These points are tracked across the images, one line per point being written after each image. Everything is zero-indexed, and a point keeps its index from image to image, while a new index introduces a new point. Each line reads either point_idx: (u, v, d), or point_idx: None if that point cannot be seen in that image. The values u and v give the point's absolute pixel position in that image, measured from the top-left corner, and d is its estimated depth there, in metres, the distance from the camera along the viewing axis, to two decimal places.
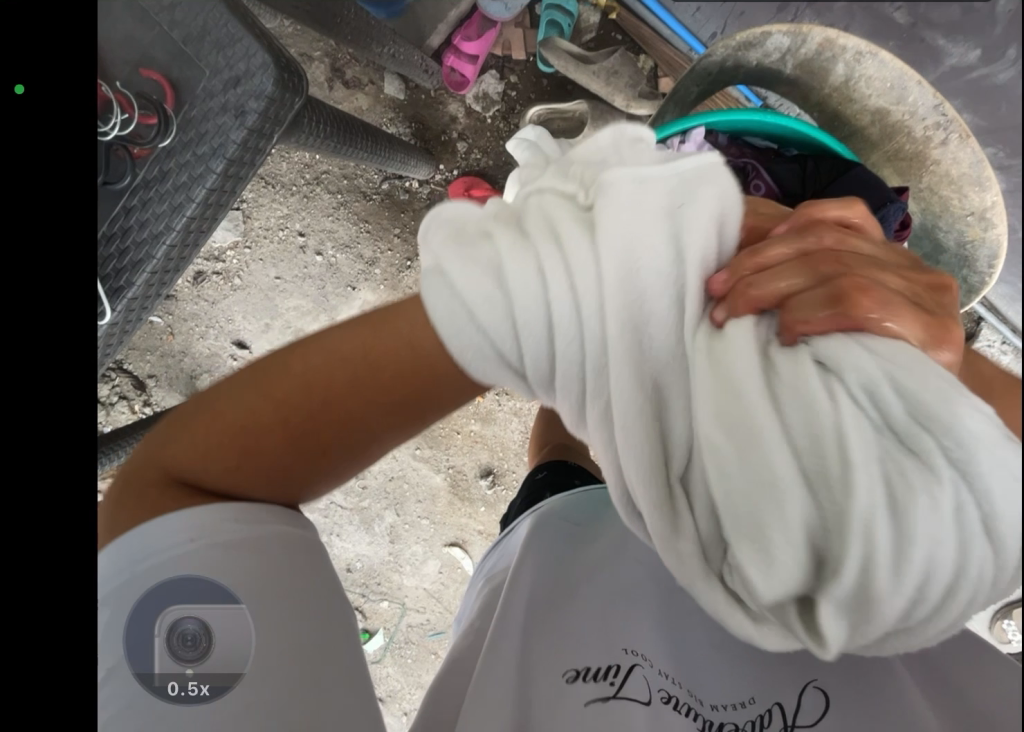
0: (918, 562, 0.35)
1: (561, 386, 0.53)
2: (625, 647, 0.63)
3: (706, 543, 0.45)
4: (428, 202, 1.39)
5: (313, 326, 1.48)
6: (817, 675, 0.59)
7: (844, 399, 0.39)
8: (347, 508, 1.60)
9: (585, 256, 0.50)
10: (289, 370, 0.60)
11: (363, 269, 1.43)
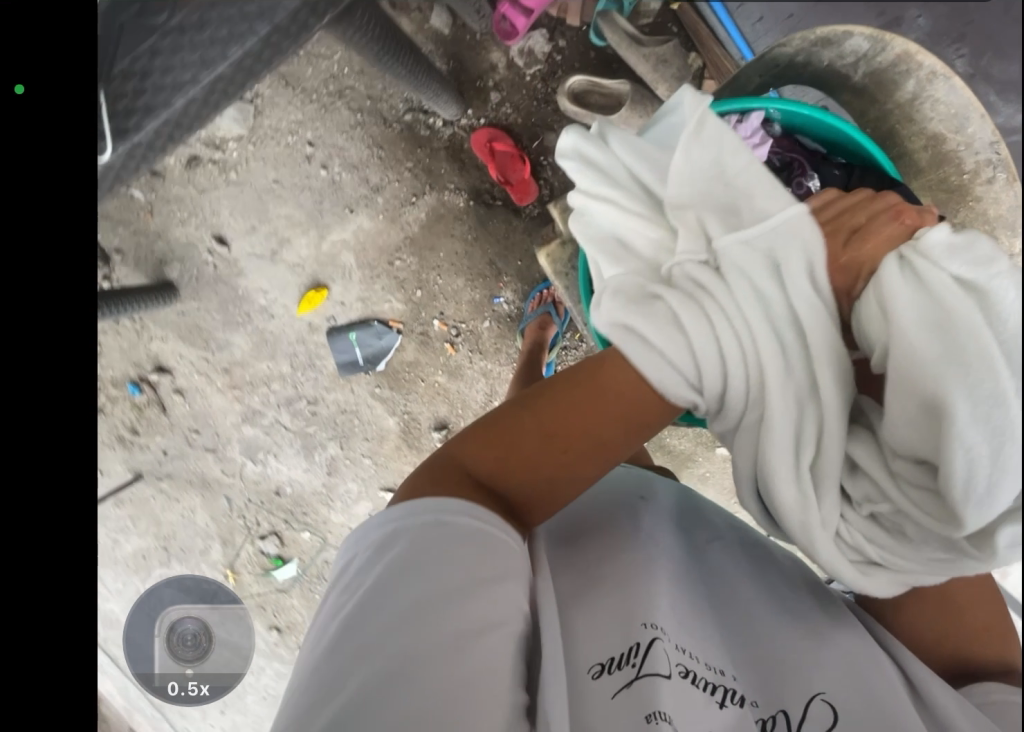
0: (1008, 480, 0.48)
1: (731, 395, 0.65)
2: (644, 622, 0.62)
3: (824, 507, 0.64)
4: (448, 144, 1.36)
5: (301, 239, 1.43)
6: (825, 688, 0.62)
7: (951, 371, 0.51)
8: (290, 431, 1.56)
9: (740, 312, 0.65)
10: (548, 399, 0.66)
11: (366, 194, 1.39)
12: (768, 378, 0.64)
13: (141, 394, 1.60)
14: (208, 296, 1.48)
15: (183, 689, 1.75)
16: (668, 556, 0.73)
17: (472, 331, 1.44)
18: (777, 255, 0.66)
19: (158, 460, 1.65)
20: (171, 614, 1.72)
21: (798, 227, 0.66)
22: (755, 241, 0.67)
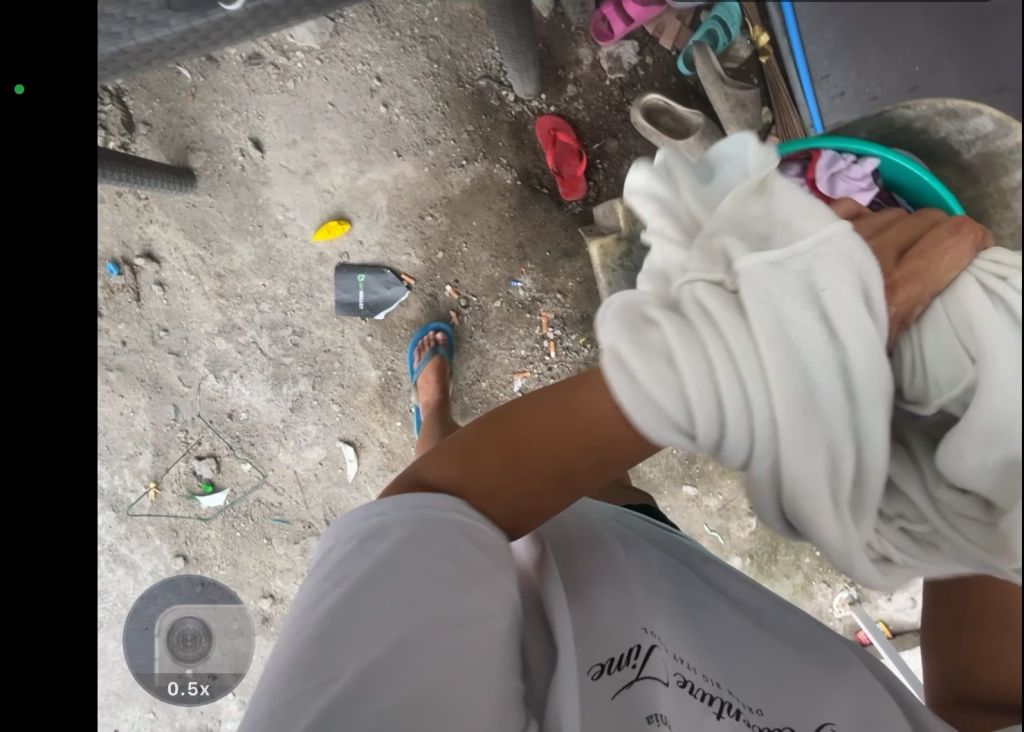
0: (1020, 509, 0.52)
1: (734, 443, 0.58)
2: (644, 628, 0.65)
3: (861, 532, 0.60)
4: (513, 121, 1.38)
5: (338, 167, 1.39)
6: (834, 719, 0.63)
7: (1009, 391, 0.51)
8: (264, 356, 1.49)
9: (752, 347, 0.57)
10: (514, 411, 0.68)
11: (418, 143, 1.38)
12: (770, 422, 0.56)
13: (118, 276, 1.50)
14: (224, 196, 1.40)
15: (182, 689, 1.65)
16: (656, 576, 0.74)
17: (480, 307, 1.43)
18: (806, 282, 0.59)
19: (113, 350, 1.54)
20: (171, 614, 1.63)
21: (825, 249, 0.59)
22: (776, 264, 0.60)
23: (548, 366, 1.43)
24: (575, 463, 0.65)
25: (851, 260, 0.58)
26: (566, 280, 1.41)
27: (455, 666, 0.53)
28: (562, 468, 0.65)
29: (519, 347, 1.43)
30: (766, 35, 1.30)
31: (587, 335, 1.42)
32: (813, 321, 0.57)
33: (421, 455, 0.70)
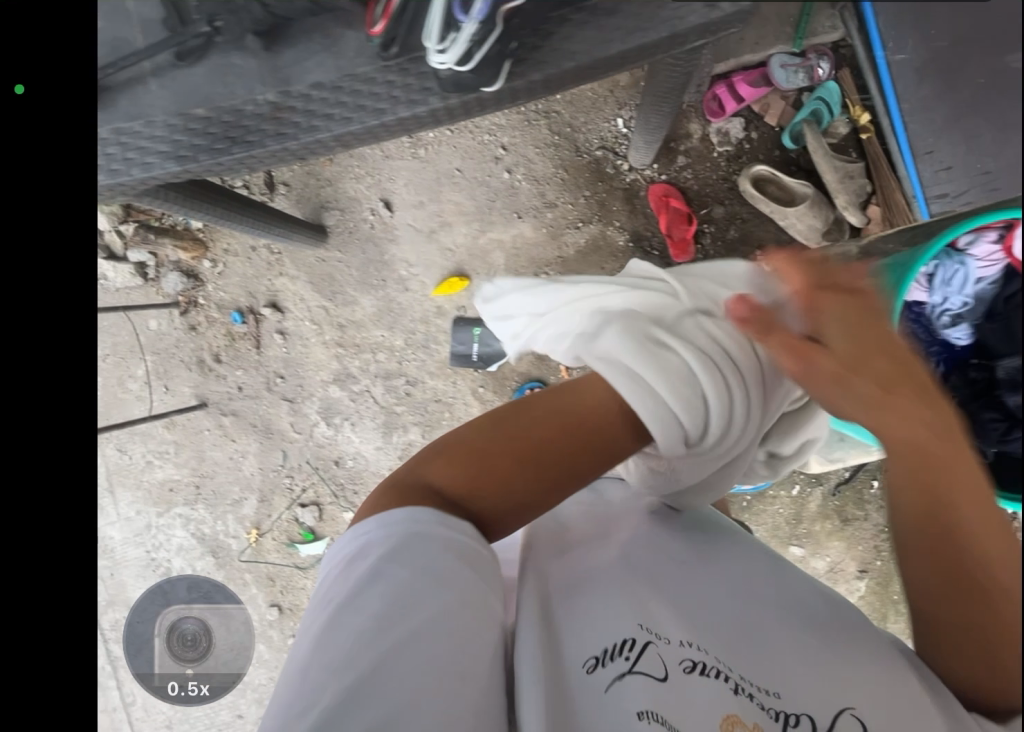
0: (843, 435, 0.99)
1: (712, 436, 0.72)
2: (640, 623, 0.61)
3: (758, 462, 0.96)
4: (626, 188, 1.48)
5: (462, 227, 1.49)
6: (856, 704, 0.53)
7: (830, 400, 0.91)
8: (377, 405, 1.53)
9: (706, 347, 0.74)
10: (520, 413, 0.72)
11: (538, 206, 1.48)
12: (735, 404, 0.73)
13: (241, 325, 1.58)
14: (354, 251, 1.51)
15: (183, 689, 1.63)
16: (655, 568, 0.70)
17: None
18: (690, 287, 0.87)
19: (229, 395, 1.60)
20: (171, 613, 1.62)
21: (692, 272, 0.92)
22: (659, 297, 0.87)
23: None
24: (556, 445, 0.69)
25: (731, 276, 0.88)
26: None
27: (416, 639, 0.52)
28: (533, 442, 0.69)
29: None
30: (870, 113, 1.29)
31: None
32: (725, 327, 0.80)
33: (412, 459, 0.71)
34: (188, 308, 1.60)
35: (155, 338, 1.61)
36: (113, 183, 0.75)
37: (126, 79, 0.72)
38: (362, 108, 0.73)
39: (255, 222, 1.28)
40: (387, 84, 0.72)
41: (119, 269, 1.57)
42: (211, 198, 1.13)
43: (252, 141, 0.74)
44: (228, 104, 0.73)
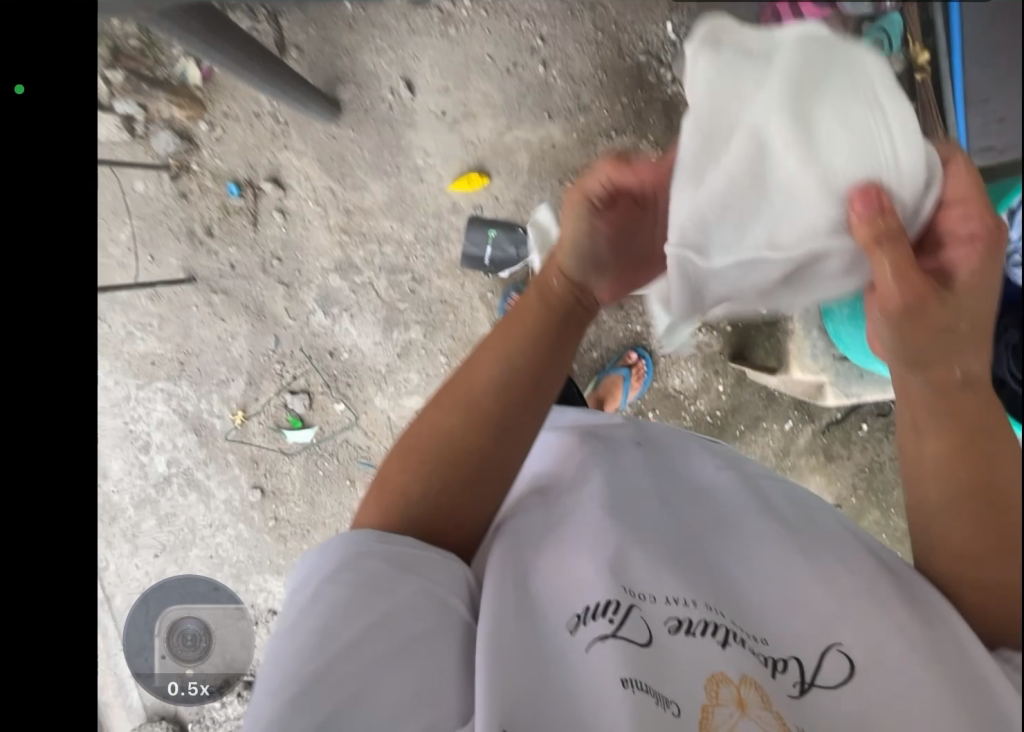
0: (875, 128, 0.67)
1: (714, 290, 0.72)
2: (624, 587, 0.65)
3: None
4: (665, 100, 1.39)
5: (486, 120, 1.41)
6: (843, 641, 0.59)
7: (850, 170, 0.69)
8: (378, 298, 1.49)
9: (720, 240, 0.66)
10: (438, 463, 0.74)
11: (570, 108, 1.40)
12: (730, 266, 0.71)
13: (238, 198, 1.48)
14: (368, 132, 1.42)
15: (183, 689, 1.67)
16: (627, 516, 0.73)
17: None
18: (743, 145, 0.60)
19: (220, 272, 1.52)
20: (170, 614, 1.65)
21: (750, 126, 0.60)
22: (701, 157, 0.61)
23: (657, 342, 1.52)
24: (459, 436, 0.75)
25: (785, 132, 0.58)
26: None
27: (372, 638, 0.63)
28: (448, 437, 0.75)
29: (634, 322, 1.53)
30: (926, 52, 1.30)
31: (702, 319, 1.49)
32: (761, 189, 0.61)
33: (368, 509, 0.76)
34: (178, 173, 1.49)
35: (142, 200, 1.50)
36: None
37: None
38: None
39: (275, 86, 1.20)
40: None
41: (104, 119, 1.45)
42: (229, 51, 1.04)
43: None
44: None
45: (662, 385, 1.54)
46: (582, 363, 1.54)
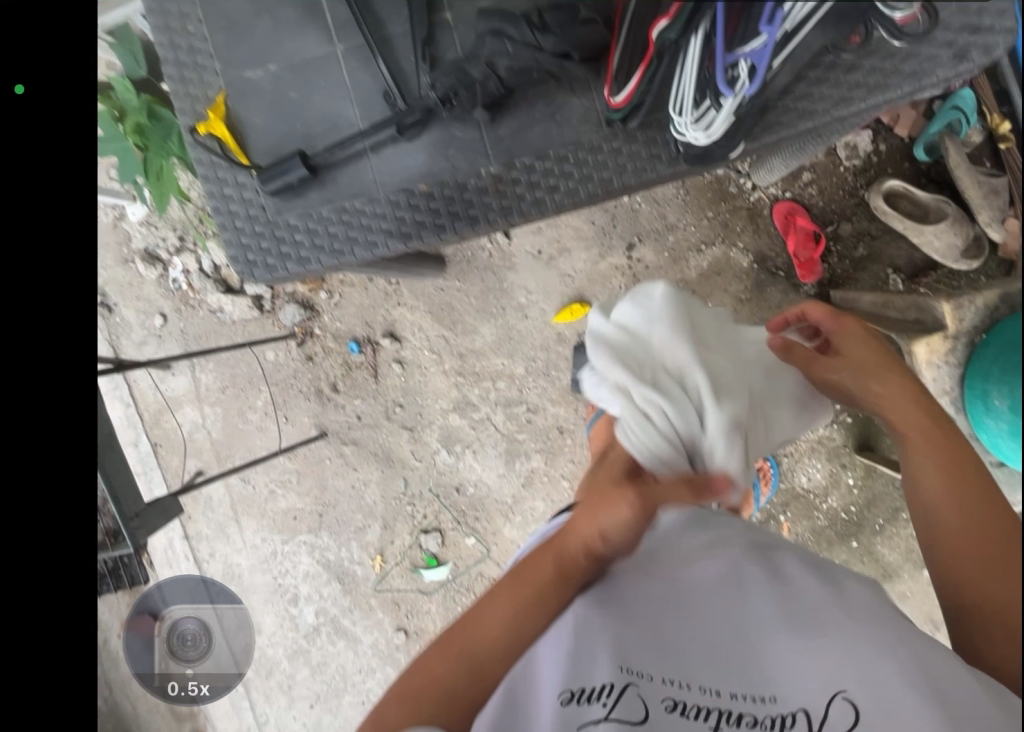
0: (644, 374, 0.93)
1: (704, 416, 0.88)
2: (620, 667, 0.69)
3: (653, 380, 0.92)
4: (750, 207, 1.44)
5: (581, 253, 1.48)
6: (847, 689, 0.64)
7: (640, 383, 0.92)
8: (498, 432, 1.55)
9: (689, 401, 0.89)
10: (434, 657, 0.71)
11: (658, 230, 1.46)
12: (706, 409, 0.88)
13: (359, 354, 1.59)
14: (472, 279, 1.52)
15: (183, 689, 1.66)
16: (613, 590, 0.79)
17: None
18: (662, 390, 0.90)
19: (348, 424, 1.61)
20: (176, 612, 1.63)
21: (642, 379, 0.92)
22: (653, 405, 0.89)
23: (780, 443, 1.46)
24: (452, 669, 0.69)
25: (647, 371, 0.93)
26: None
27: None
28: (444, 687, 0.68)
29: None
30: None
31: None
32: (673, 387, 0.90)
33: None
34: (304, 339, 1.60)
35: (273, 367, 1.62)
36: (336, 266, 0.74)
37: (346, 155, 0.71)
38: (589, 177, 0.73)
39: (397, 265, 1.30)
40: (613, 155, 0.72)
41: (237, 302, 1.60)
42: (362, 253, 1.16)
43: (476, 216, 0.73)
44: (452, 178, 0.72)
45: (791, 485, 1.46)
46: None
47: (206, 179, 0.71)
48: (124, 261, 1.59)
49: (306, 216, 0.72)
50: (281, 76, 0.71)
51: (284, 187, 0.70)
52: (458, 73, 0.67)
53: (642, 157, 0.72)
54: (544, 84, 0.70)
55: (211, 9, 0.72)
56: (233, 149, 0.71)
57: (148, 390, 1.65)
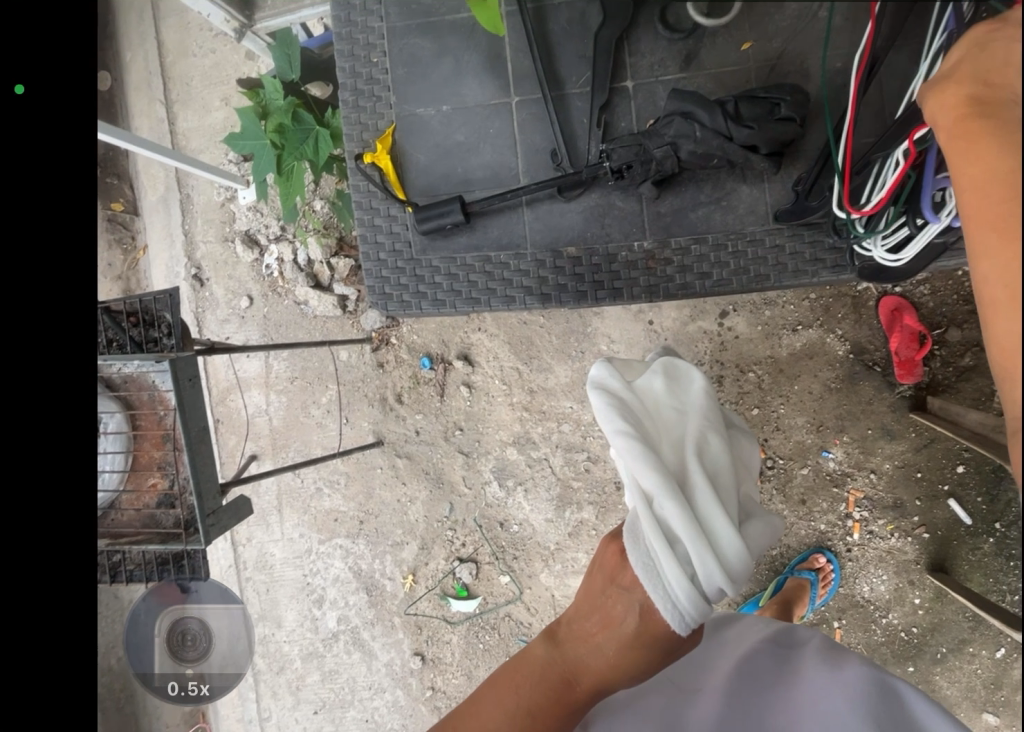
0: (673, 452, 0.69)
1: (723, 545, 0.62)
2: None
3: (680, 467, 0.68)
4: (856, 296, 1.30)
5: (671, 309, 1.40)
6: None
7: (665, 460, 0.68)
8: (554, 475, 1.52)
9: (712, 513, 0.63)
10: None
11: (755, 301, 1.35)
12: (725, 534, 0.62)
13: (429, 370, 1.58)
14: (555, 317, 1.50)
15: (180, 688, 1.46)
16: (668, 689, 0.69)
17: (785, 470, 1.35)
18: (682, 483, 0.66)
19: (405, 437, 1.61)
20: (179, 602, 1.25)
21: (670, 458, 0.69)
22: (671, 495, 0.63)
23: (846, 546, 1.33)
24: None
25: (673, 458, 0.69)
26: (883, 460, 1.30)
27: None
28: None
29: (818, 521, 1.34)
30: None
31: (896, 523, 1.30)
32: (699, 484, 0.65)
33: None
34: (379, 345, 1.61)
35: (344, 367, 1.63)
36: (469, 309, 0.87)
37: (501, 207, 0.84)
38: (744, 269, 0.82)
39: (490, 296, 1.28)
40: (747, 245, 0.82)
41: (322, 299, 1.61)
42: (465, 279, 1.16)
43: (616, 284, 0.85)
44: (603, 247, 0.84)
45: (850, 592, 1.33)
46: (762, 561, 1.38)
47: (363, 202, 0.87)
48: (224, 239, 1.64)
49: (448, 257, 0.86)
50: (450, 116, 0.86)
51: (437, 227, 0.84)
52: (636, 150, 0.78)
53: (770, 249, 0.82)
54: (716, 170, 0.80)
55: (396, 42, 0.86)
56: (391, 181, 0.87)
57: (222, 367, 1.69)
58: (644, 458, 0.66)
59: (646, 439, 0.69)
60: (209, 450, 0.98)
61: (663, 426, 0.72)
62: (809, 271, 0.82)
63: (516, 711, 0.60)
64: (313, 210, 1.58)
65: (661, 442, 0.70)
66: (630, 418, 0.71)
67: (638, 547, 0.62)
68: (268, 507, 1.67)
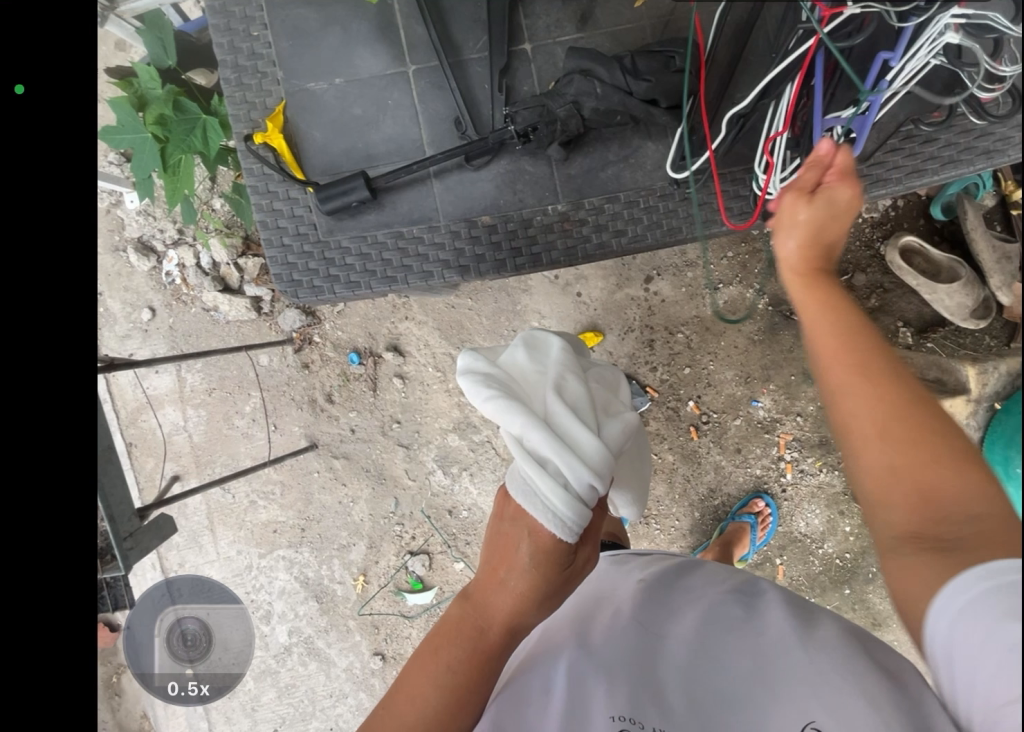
0: (537, 392, 0.70)
1: (591, 455, 0.64)
2: (612, 716, 0.59)
3: (541, 403, 0.69)
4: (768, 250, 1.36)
5: (597, 280, 1.42)
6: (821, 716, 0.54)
7: (526, 403, 0.69)
8: (497, 455, 1.52)
9: (573, 430, 0.65)
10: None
11: (676, 265, 1.39)
12: (592, 446, 0.64)
13: (359, 366, 1.53)
14: (482, 298, 1.48)
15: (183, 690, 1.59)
16: (624, 619, 0.72)
17: (719, 423, 1.41)
18: (542, 416, 0.67)
19: (341, 437, 1.55)
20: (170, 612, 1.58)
21: (530, 399, 0.70)
22: (531, 427, 0.64)
23: (781, 487, 1.40)
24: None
25: (534, 397, 0.70)
26: (807, 402, 1.38)
27: None
28: None
29: (754, 466, 1.41)
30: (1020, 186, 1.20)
31: (824, 459, 1.38)
32: (557, 410, 0.66)
33: None
34: (302, 345, 1.54)
35: (266, 372, 1.55)
36: (387, 288, 0.84)
37: (407, 181, 0.82)
38: (658, 223, 0.84)
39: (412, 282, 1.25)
40: (659, 201, 0.83)
41: (233, 302, 1.51)
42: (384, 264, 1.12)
43: (537, 249, 0.84)
44: (518, 212, 0.83)
45: (788, 529, 1.41)
46: (705, 511, 1.44)
47: (262, 185, 0.82)
48: (114, 249, 1.50)
49: (359, 236, 0.83)
50: (346, 90, 0.82)
51: (342, 206, 0.81)
52: (539, 110, 0.77)
53: (683, 204, 0.84)
54: (622, 127, 0.81)
55: (280, 15, 0.81)
56: (289, 161, 0.82)
57: (129, 387, 1.56)
58: (503, 407, 0.66)
59: (509, 390, 0.70)
60: (118, 471, 0.90)
61: (533, 375, 0.72)
62: (722, 222, 0.85)
63: (450, 669, 0.59)
64: (212, 210, 1.47)
65: (523, 389, 0.71)
66: (493, 376, 0.72)
67: (517, 484, 0.64)
68: (201, 528, 1.57)
